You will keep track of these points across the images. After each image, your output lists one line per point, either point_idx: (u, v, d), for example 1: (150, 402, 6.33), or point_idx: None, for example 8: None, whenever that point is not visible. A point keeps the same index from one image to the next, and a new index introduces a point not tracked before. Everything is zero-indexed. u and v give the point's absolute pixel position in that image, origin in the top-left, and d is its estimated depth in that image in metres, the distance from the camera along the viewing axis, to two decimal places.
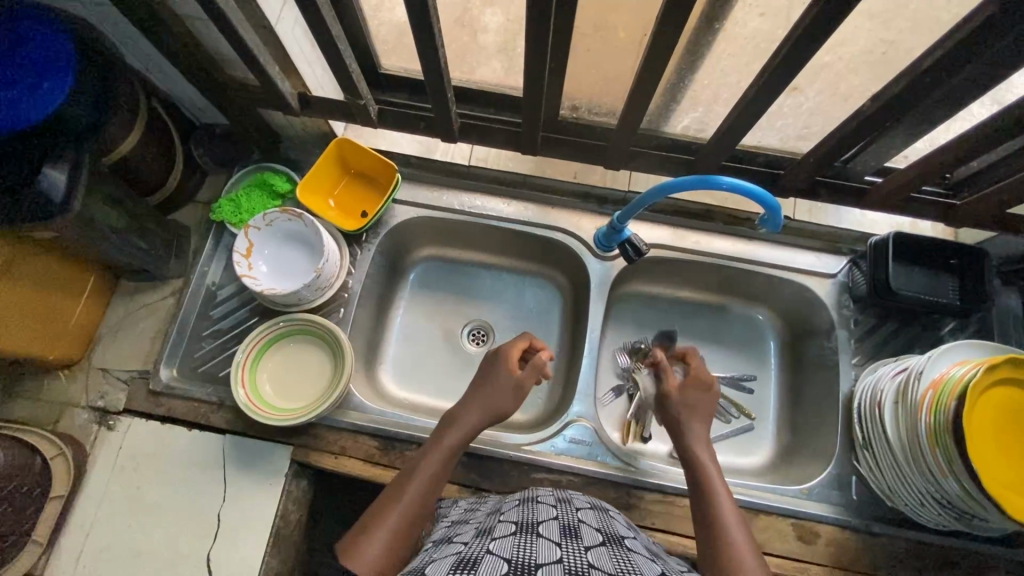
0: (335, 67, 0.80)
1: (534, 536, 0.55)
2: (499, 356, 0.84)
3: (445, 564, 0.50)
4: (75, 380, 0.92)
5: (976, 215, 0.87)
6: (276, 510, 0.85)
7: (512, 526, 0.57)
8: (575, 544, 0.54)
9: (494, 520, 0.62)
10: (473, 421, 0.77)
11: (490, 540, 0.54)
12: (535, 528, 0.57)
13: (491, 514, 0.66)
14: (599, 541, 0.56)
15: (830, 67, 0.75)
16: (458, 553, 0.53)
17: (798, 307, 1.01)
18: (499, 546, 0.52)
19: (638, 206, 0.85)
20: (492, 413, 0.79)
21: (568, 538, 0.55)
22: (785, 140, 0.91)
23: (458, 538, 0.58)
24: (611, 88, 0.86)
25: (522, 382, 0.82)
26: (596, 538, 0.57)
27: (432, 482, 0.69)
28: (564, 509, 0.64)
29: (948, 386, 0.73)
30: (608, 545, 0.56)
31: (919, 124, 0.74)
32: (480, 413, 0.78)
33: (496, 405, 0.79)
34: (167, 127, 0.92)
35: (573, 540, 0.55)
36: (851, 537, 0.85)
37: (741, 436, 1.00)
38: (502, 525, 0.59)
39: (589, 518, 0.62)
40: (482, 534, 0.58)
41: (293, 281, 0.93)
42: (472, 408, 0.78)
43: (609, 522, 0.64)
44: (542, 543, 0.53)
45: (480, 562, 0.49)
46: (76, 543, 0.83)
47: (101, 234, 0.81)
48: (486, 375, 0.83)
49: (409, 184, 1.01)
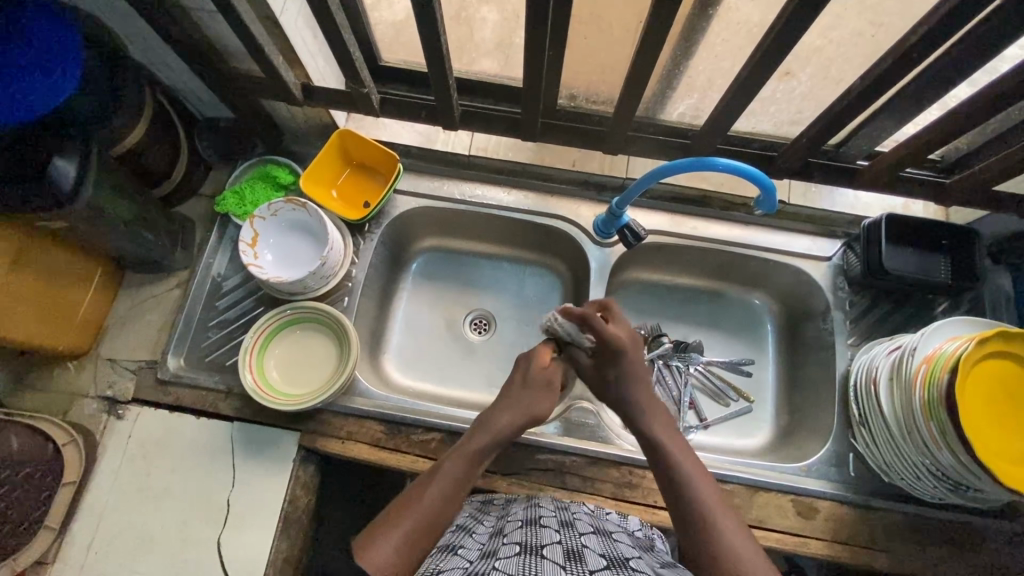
0: (339, 56, 0.82)
1: (538, 558, 0.54)
2: (532, 355, 0.82)
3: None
4: (83, 371, 0.93)
5: (966, 194, 0.89)
6: (285, 495, 0.87)
7: (516, 549, 0.57)
8: (579, 567, 0.53)
9: (497, 543, 0.61)
10: (506, 426, 0.75)
11: (494, 561, 0.56)
12: (539, 550, 0.56)
13: (494, 535, 0.65)
14: (603, 564, 0.55)
15: (821, 50, 0.77)
16: (463, 568, 0.56)
17: (794, 291, 1.03)
18: (504, 565, 0.54)
19: (636, 190, 0.86)
20: (524, 417, 0.77)
21: (572, 561, 0.54)
22: (779, 126, 0.93)
23: (463, 554, 0.60)
24: (608, 77, 0.88)
25: (553, 378, 0.81)
26: (601, 561, 0.55)
27: (455, 487, 0.69)
28: (568, 534, 0.62)
29: (941, 360, 0.74)
30: (612, 569, 0.54)
31: (910, 103, 0.76)
32: (512, 417, 0.76)
33: (532, 409, 0.78)
34: (171, 122, 0.93)
35: (576, 562, 0.54)
36: (849, 512, 0.87)
37: (741, 418, 1.02)
38: (507, 546, 0.58)
39: (593, 542, 0.61)
40: (486, 555, 0.58)
41: (298, 269, 0.94)
42: (505, 413, 0.76)
43: (613, 545, 0.62)
44: (545, 566, 0.53)
45: None
46: (87, 531, 0.85)
47: (108, 224, 0.82)
48: (520, 376, 0.81)
49: (410, 175, 1.03)
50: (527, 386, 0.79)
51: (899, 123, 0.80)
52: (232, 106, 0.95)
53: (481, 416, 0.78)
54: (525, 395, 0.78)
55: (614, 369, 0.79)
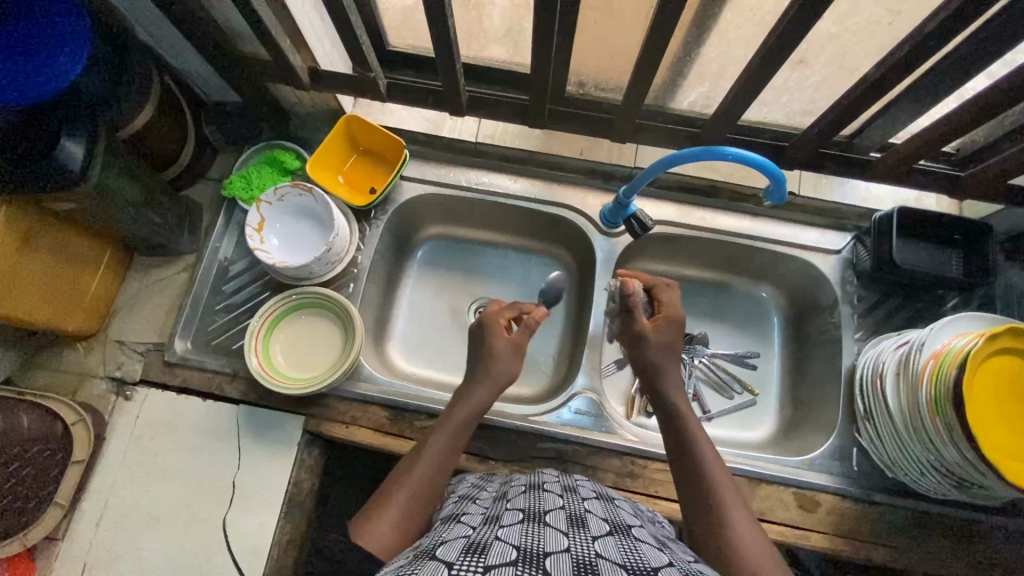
0: (346, 39, 0.81)
1: (541, 524, 0.52)
2: (487, 325, 0.84)
3: (452, 549, 0.47)
4: (92, 352, 0.95)
5: (980, 187, 0.88)
6: (289, 478, 0.88)
7: (519, 514, 0.55)
8: (583, 534, 0.52)
9: (500, 508, 0.60)
10: (483, 397, 0.78)
11: (497, 528, 0.52)
12: (542, 517, 0.55)
13: (497, 500, 0.64)
14: (606, 531, 0.54)
15: (836, 38, 0.75)
16: (465, 538, 0.51)
17: (801, 284, 1.03)
18: (507, 533, 0.50)
19: (644, 180, 0.85)
20: (500, 383, 0.80)
21: (575, 527, 0.53)
22: (791, 116, 0.92)
23: (465, 522, 0.56)
24: (617, 64, 0.87)
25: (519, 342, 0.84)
26: (603, 527, 0.55)
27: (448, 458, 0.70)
28: (571, 500, 0.61)
29: (949, 356, 0.74)
30: (615, 536, 0.53)
31: (923, 90, 0.74)
32: (489, 386, 0.79)
33: (506, 377, 0.81)
34: (178, 104, 0.93)
35: (580, 529, 0.53)
36: (852, 506, 0.87)
37: (744, 410, 1.02)
38: (510, 512, 0.57)
39: (596, 509, 0.60)
40: (489, 521, 0.56)
41: (303, 255, 0.95)
42: (481, 385, 0.79)
43: (615, 512, 0.61)
44: (549, 533, 0.50)
45: (490, 548, 0.46)
46: (96, 508, 0.86)
47: (118, 206, 0.82)
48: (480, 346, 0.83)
49: (417, 161, 1.03)
50: (493, 358, 0.81)
51: (914, 112, 0.79)
52: (241, 91, 0.95)
53: (459, 391, 0.80)
54: (499, 360, 0.81)
55: (673, 333, 0.84)
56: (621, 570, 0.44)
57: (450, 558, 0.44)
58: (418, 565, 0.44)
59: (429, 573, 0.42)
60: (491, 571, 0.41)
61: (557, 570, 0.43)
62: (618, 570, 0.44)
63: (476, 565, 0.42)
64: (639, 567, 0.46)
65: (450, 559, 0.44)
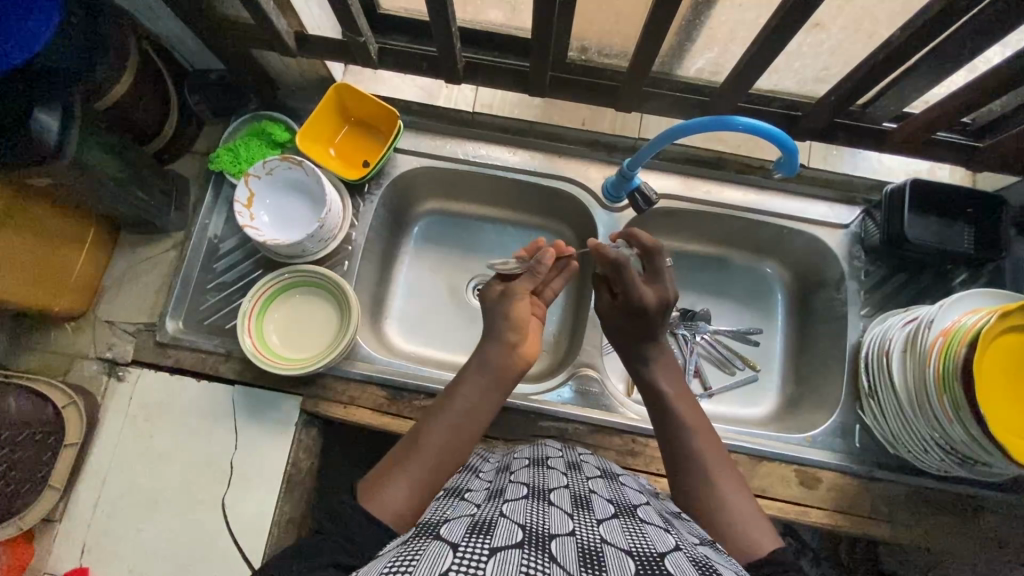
0: (335, 3, 0.76)
1: (545, 504, 0.51)
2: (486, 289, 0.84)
3: (458, 527, 0.45)
4: (82, 332, 0.92)
5: (998, 159, 0.84)
6: (287, 458, 0.87)
7: (523, 491, 0.54)
8: (588, 516, 0.50)
9: (503, 481, 0.59)
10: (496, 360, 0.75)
11: (502, 505, 0.51)
12: (546, 495, 0.53)
13: (500, 472, 0.63)
14: (611, 514, 0.53)
15: (855, 1, 0.71)
16: (470, 515, 0.49)
17: (807, 259, 1.00)
18: (512, 511, 0.49)
19: (649, 152, 0.81)
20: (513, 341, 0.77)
21: (579, 509, 0.52)
22: (803, 84, 0.87)
23: (469, 497, 0.55)
24: (622, 28, 0.82)
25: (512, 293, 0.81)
26: (608, 510, 0.53)
27: (461, 432, 0.68)
28: (574, 478, 0.60)
29: (959, 333, 0.72)
30: (620, 518, 0.52)
31: (947, 56, 0.70)
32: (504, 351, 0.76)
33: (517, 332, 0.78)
34: (157, 71, 0.88)
35: (584, 511, 0.51)
36: (852, 482, 0.87)
37: (745, 387, 1.01)
38: (514, 488, 0.55)
39: (600, 488, 0.59)
40: (492, 497, 0.54)
41: (295, 231, 0.92)
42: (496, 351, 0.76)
43: (620, 491, 0.60)
44: (553, 514, 0.49)
45: (495, 527, 0.45)
46: (93, 489, 0.85)
47: (98, 182, 0.79)
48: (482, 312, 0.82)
49: (411, 133, 0.98)
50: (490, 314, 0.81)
51: (933, 82, 0.75)
52: (225, 58, 0.90)
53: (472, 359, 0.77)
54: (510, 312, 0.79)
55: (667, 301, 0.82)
56: (628, 557, 0.43)
57: (456, 538, 0.42)
58: (421, 546, 0.42)
59: (433, 556, 0.40)
60: (498, 555, 0.40)
61: (563, 557, 0.42)
62: (624, 558, 0.43)
63: (482, 547, 0.41)
64: (646, 553, 0.44)
65: (455, 539, 0.42)
